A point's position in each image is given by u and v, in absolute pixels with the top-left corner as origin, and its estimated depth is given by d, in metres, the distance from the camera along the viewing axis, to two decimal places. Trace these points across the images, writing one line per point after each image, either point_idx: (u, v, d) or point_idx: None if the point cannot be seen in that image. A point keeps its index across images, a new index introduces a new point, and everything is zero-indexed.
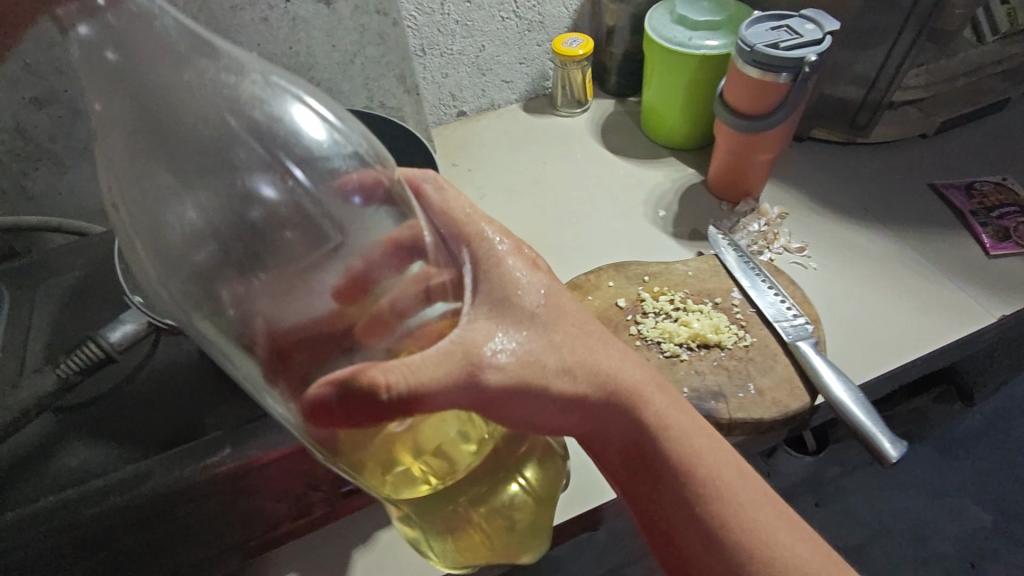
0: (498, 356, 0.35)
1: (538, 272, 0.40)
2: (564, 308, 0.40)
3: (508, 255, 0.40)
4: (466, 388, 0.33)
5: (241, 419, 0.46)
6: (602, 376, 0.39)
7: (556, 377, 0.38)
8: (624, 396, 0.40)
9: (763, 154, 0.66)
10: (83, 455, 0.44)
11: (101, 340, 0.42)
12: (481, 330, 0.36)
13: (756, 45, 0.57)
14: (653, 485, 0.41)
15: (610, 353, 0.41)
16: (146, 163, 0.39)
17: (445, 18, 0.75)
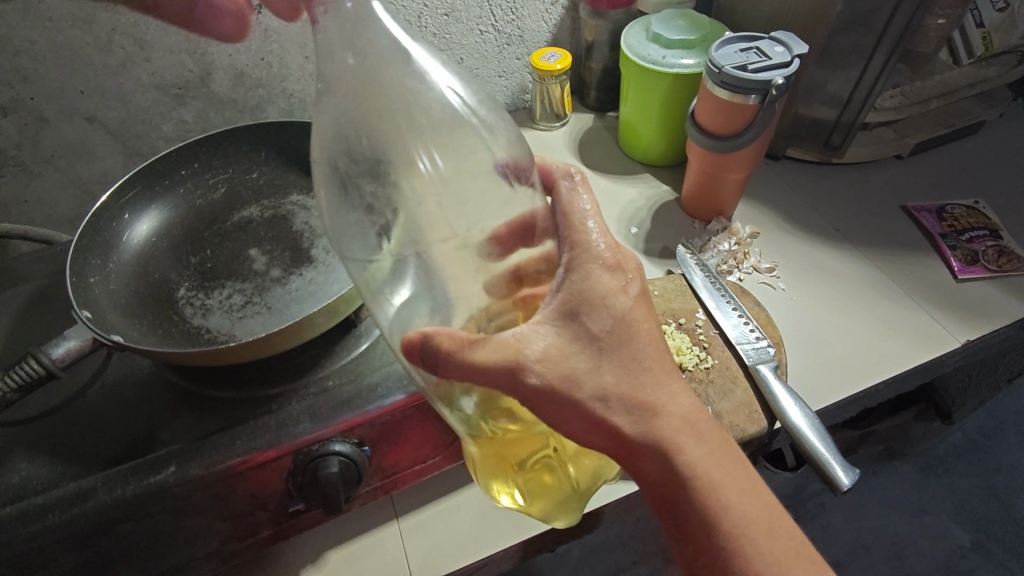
0: (545, 352, 0.37)
1: (623, 287, 0.40)
2: (633, 332, 0.39)
3: (604, 265, 0.40)
4: (509, 380, 0.37)
5: (189, 436, 0.46)
6: (650, 401, 0.38)
7: (613, 395, 0.38)
8: (666, 427, 0.38)
9: (735, 173, 0.66)
10: (26, 471, 0.44)
11: (43, 357, 0.40)
12: (558, 326, 0.38)
13: (725, 66, 0.57)
14: (683, 525, 0.39)
15: (670, 388, 0.40)
16: (379, 148, 0.46)
17: (422, 31, 0.75)
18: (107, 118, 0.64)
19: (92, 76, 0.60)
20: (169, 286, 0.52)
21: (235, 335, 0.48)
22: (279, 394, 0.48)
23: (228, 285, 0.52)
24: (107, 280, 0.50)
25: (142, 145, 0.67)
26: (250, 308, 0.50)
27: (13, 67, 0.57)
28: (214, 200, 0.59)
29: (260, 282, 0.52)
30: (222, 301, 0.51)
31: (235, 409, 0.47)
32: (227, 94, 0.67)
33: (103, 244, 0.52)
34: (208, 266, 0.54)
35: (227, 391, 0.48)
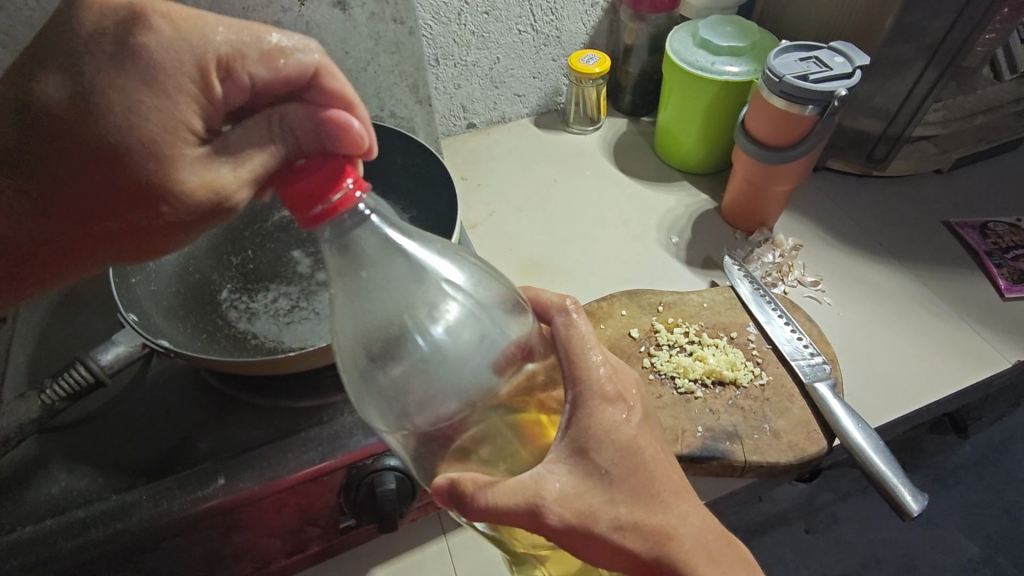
0: (561, 491, 0.33)
1: (627, 413, 0.36)
2: (645, 459, 0.35)
3: (600, 397, 0.35)
4: (530, 521, 0.32)
5: (236, 448, 0.44)
6: (665, 531, 0.34)
7: (629, 522, 0.34)
8: (682, 546, 0.34)
9: (782, 185, 0.65)
10: (65, 482, 0.41)
11: (91, 363, 0.39)
12: (574, 479, 0.34)
13: (785, 75, 0.56)
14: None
15: (691, 519, 0.35)
16: (391, 338, 0.38)
17: (462, 29, 0.74)
18: None
19: None
20: (212, 287, 0.50)
21: (283, 341, 0.46)
22: (331, 404, 0.46)
23: (273, 288, 0.50)
24: (150, 279, 0.48)
25: None
26: (297, 313, 0.48)
27: None
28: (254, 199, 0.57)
29: (306, 286, 0.50)
30: (267, 305, 0.49)
31: (284, 420, 0.45)
32: None
33: None
34: (251, 267, 0.52)
35: (275, 401, 0.46)
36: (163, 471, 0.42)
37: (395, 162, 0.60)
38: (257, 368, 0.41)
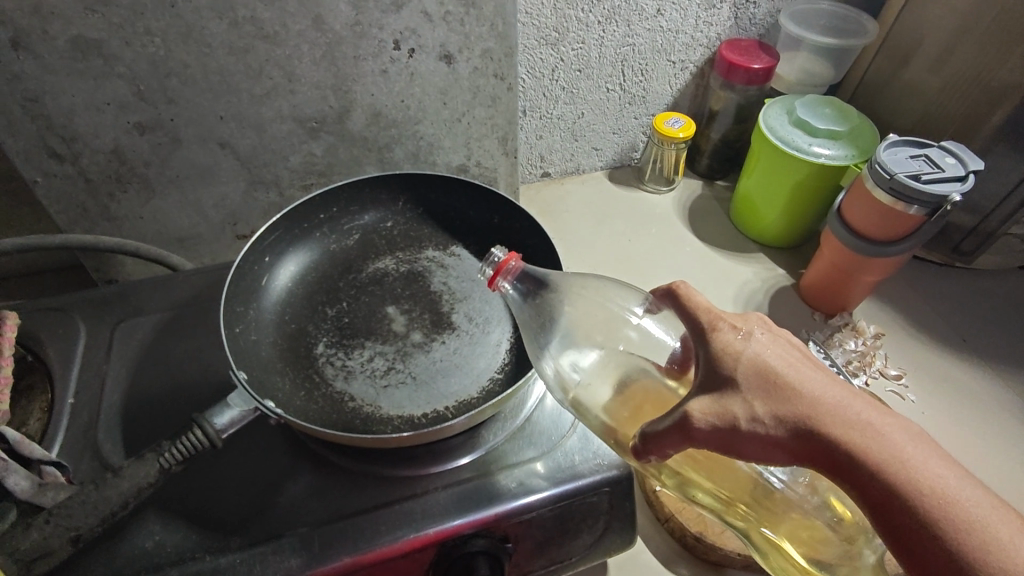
0: (705, 403, 0.34)
1: (753, 333, 0.37)
2: (779, 363, 0.36)
3: (721, 324, 0.38)
4: (682, 437, 0.34)
5: (326, 513, 0.43)
6: (809, 409, 0.34)
7: (774, 413, 0.34)
8: (833, 418, 0.34)
9: (871, 275, 0.64)
10: (158, 535, 0.41)
11: (207, 426, 0.39)
12: (710, 394, 0.35)
13: (897, 173, 0.55)
14: (910, 544, 0.32)
15: (849, 409, 0.34)
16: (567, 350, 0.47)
17: (553, 84, 0.74)
18: (240, 144, 0.62)
19: (234, 104, 0.59)
20: (308, 340, 0.50)
21: (380, 406, 0.46)
22: (422, 475, 0.45)
23: (368, 345, 0.50)
24: (252, 330, 0.49)
25: (266, 174, 0.65)
26: (393, 376, 0.48)
27: (161, 88, 0.56)
28: (348, 247, 0.57)
29: (401, 346, 0.50)
30: (363, 364, 0.48)
31: (373, 488, 0.44)
32: (361, 132, 0.65)
33: (246, 289, 0.51)
34: (346, 321, 0.51)
35: (364, 467, 0.45)
36: (258, 535, 0.41)
37: (489, 222, 0.59)
38: (363, 442, 0.40)
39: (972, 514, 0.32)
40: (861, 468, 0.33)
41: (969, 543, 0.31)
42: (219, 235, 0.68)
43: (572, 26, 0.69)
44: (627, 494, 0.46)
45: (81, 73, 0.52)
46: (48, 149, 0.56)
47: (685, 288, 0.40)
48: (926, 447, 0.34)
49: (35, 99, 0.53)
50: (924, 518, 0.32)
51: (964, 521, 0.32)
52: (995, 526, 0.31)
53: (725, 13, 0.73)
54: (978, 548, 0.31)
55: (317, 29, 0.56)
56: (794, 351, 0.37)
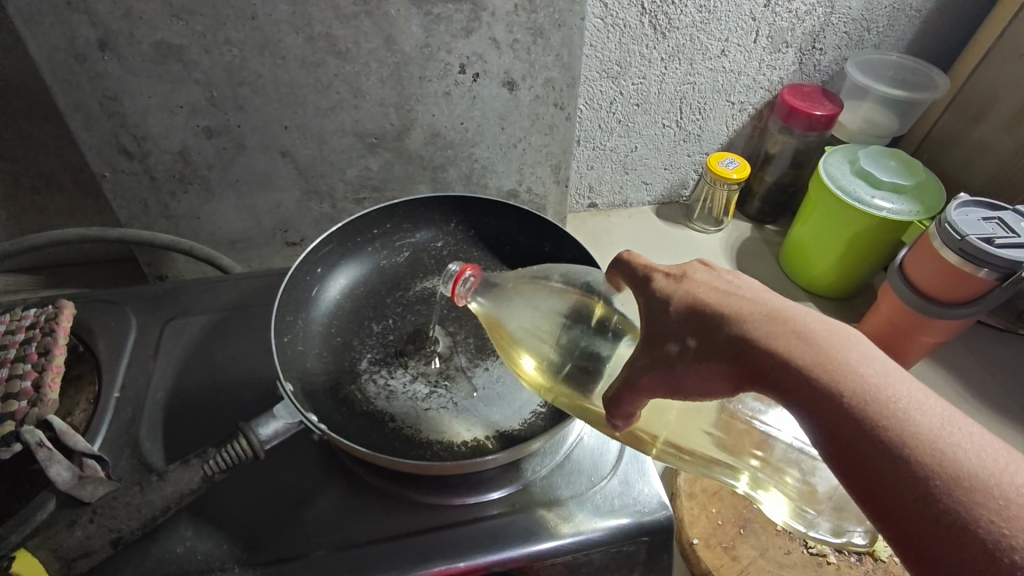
0: (644, 352, 0.34)
1: (689, 274, 0.35)
2: (712, 297, 0.34)
3: (659, 274, 0.36)
4: (630, 389, 0.33)
5: (355, 535, 0.42)
6: (742, 332, 0.32)
7: (705, 344, 0.32)
8: (763, 334, 0.31)
9: (929, 336, 0.61)
10: (189, 541, 0.41)
11: (251, 436, 0.39)
12: (647, 342, 0.34)
13: (969, 235, 0.53)
14: (863, 465, 0.28)
15: (781, 324, 0.32)
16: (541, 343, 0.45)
17: (610, 116, 0.74)
18: (300, 154, 0.63)
19: (299, 115, 0.60)
20: (353, 355, 0.50)
21: (420, 430, 0.45)
22: (455, 506, 0.44)
23: (412, 366, 0.49)
24: (299, 339, 0.49)
25: (322, 184, 0.66)
26: (434, 399, 0.47)
27: (233, 95, 0.57)
28: (397, 264, 0.57)
29: (445, 369, 0.49)
30: (406, 385, 0.48)
31: (407, 514, 0.43)
32: (418, 151, 0.66)
33: (298, 299, 0.51)
34: (391, 338, 0.51)
35: (399, 490, 0.44)
36: (288, 550, 0.41)
37: (540, 250, 0.58)
38: (404, 468, 0.39)
39: (918, 420, 0.28)
40: (795, 380, 0.30)
41: (914, 454, 0.27)
42: (269, 240, 0.69)
43: (635, 61, 0.69)
44: (665, 545, 0.44)
45: (160, 76, 0.54)
46: (120, 147, 0.58)
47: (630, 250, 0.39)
48: (867, 350, 0.31)
49: (114, 98, 0.54)
50: (866, 421, 0.28)
51: (909, 417, 0.28)
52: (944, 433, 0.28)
53: (790, 58, 0.72)
54: (922, 446, 0.27)
55: (388, 49, 0.57)
56: (735, 282, 0.35)
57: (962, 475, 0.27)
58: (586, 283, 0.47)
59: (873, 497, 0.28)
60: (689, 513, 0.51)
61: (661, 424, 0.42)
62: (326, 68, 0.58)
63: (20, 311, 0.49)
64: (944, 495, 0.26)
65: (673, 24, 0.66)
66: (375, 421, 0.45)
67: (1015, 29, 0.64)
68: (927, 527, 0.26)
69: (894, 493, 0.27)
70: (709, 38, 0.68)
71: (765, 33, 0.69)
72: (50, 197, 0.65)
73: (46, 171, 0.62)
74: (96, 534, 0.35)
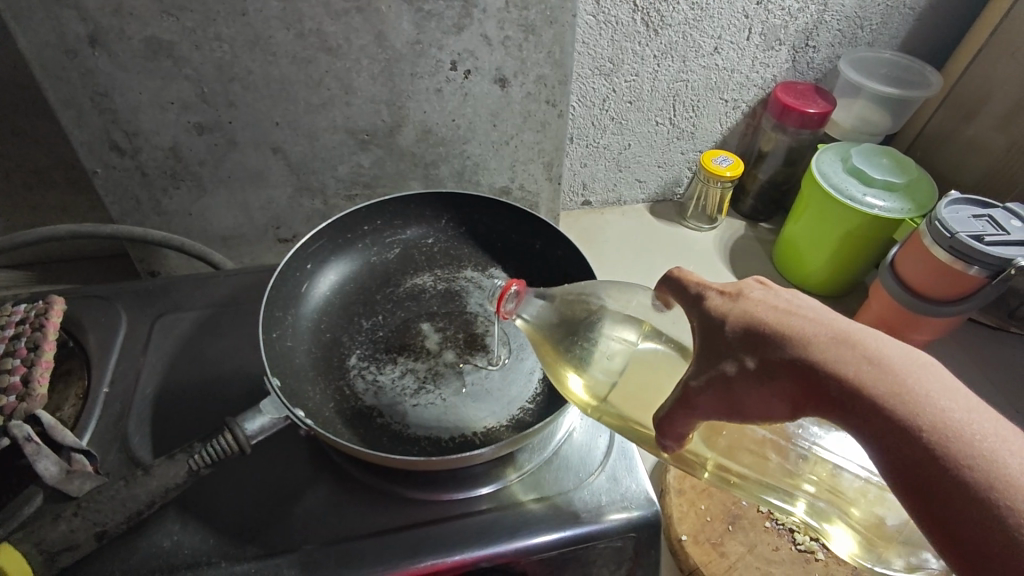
0: (698, 372, 0.32)
1: (745, 292, 0.34)
2: (771, 315, 0.32)
3: (713, 290, 0.35)
4: (681, 409, 0.32)
5: (342, 530, 0.42)
6: (805, 353, 0.30)
7: (764, 364, 0.31)
8: (826, 355, 0.30)
9: (920, 333, 0.61)
10: (176, 536, 0.41)
11: (237, 431, 0.39)
12: (700, 360, 0.33)
13: (959, 232, 0.53)
14: (937, 499, 0.26)
15: (848, 347, 0.30)
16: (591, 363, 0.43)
17: (603, 114, 0.74)
18: (292, 151, 0.63)
19: (291, 111, 0.60)
20: (342, 351, 0.50)
21: (408, 426, 0.45)
22: (443, 501, 0.44)
23: (400, 361, 0.49)
24: (289, 335, 0.49)
25: (313, 181, 0.66)
26: (423, 395, 0.47)
27: (223, 92, 0.57)
28: (388, 261, 0.57)
29: (433, 365, 0.49)
30: (394, 381, 0.48)
31: (395, 509, 0.43)
32: (410, 147, 0.66)
33: (287, 295, 0.51)
34: (380, 334, 0.51)
35: (387, 486, 0.45)
36: (275, 544, 0.41)
37: (531, 247, 0.58)
38: (389, 463, 0.39)
39: (998, 453, 0.26)
40: (863, 408, 0.28)
41: (994, 489, 0.25)
42: (261, 237, 0.69)
43: (628, 59, 0.69)
44: (652, 541, 0.44)
45: (150, 72, 0.54)
46: (111, 143, 0.58)
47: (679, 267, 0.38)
48: (940, 375, 0.29)
49: (104, 94, 0.54)
50: (943, 456, 0.26)
51: (992, 455, 0.26)
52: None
53: (784, 56, 0.72)
54: (1000, 479, 0.25)
55: (379, 45, 0.57)
56: (793, 299, 0.34)
57: None
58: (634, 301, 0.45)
59: (947, 535, 0.26)
60: (678, 510, 0.51)
61: (710, 447, 0.40)
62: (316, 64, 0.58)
63: (9, 306, 0.49)
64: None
65: (666, 21, 0.66)
66: (363, 417, 0.45)
67: (1008, 28, 0.64)
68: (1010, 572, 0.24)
69: (971, 533, 0.25)
70: (701, 35, 0.68)
71: (758, 30, 0.69)
72: (42, 193, 0.65)
73: (38, 167, 0.62)
74: (81, 528, 0.36)
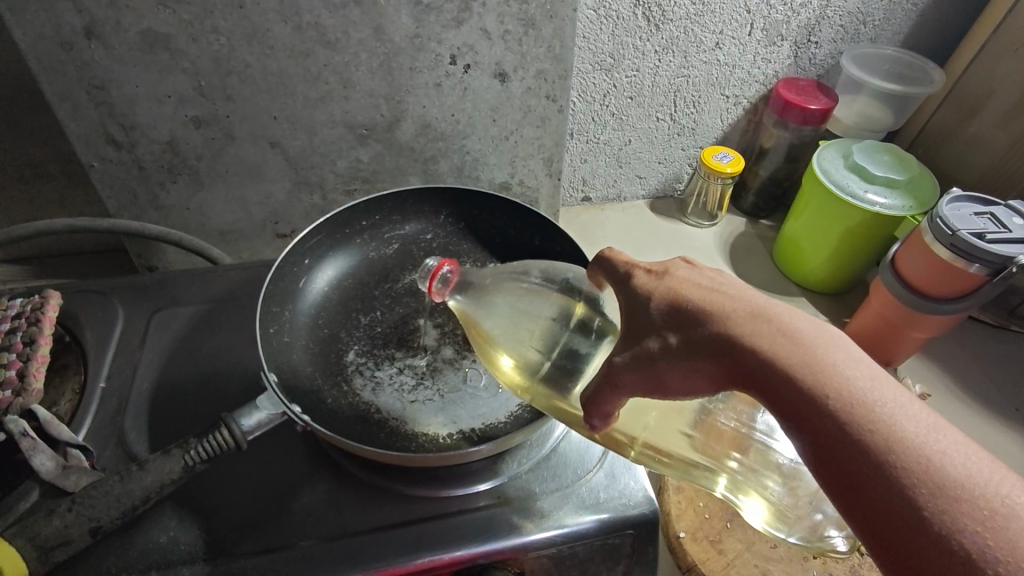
0: (624, 348, 0.34)
1: (671, 270, 0.36)
2: (694, 293, 0.34)
3: (639, 271, 0.36)
4: (608, 390, 0.33)
5: (340, 526, 0.42)
6: (724, 329, 0.32)
7: (689, 340, 0.32)
8: (744, 331, 0.32)
9: (921, 331, 0.61)
10: (172, 531, 0.41)
11: (233, 427, 0.38)
12: (628, 335, 0.34)
13: (960, 230, 0.52)
14: (841, 463, 0.28)
15: (767, 324, 0.32)
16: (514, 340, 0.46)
17: (603, 109, 0.73)
18: (290, 145, 0.63)
19: (289, 105, 0.59)
20: (340, 347, 0.49)
21: (405, 423, 0.45)
22: (441, 498, 0.44)
23: (398, 358, 0.49)
24: (285, 330, 0.49)
25: (312, 176, 0.66)
26: (421, 392, 0.47)
27: (221, 85, 0.57)
28: (386, 256, 0.57)
29: (432, 361, 0.49)
30: (392, 377, 0.48)
31: (391, 504, 0.43)
32: (409, 142, 0.66)
33: (284, 289, 0.51)
34: (378, 330, 0.51)
35: (385, 483, 0.44)
36: (272, 539, 0.41)
37: (530, 242, 0.57)
38: (387, 461, 0.39)
39: (897, 418, 0.29)
40: (777, 381, 0.30)
41: (892, 452, 0.28)
42: (259, 233, 0.69)
43: (628, 54, 0.68)
44: (650, 538, 0.44)
45: (147, 65, 0.54)
46: (107, 137, 0.57)
47: (612, 248, 0.40)
48: (847, 348, 0.31)
49: (101, 87, 0.54)
50: (845, 421, 0.29)
51: (892, 419, 0.28)
52: (923, 432, 0.28)
53: (785, 51, 0.72)
54: (896, 442, 0.28)
55: (377, 39, 0.57)
56: (717, 278, 0.35)
57: (944, 478, 0.27)
58: (566, 280, 0.47)
59: (850, 494, 0.28)
60: (676, 507, 0.51)
61: (641, 424, 0.41)
62: (315, 58, 0.57)
63: (6, 301, 0.49)
64: (922, 495, 0.27)
65: (667, 16, 0.65)
66: (358, 413, 0.45)
67: (1011, 24, 0.63)
68: (902, 526, 0.27)
69: (873, 492, 0.28)
70: (703, 30, 0.68)
71: (760, 25, 0.68)
72: (39, 187, 0.64)
73: (34, 160, 0.62)
74: (75, 523, 0.35)
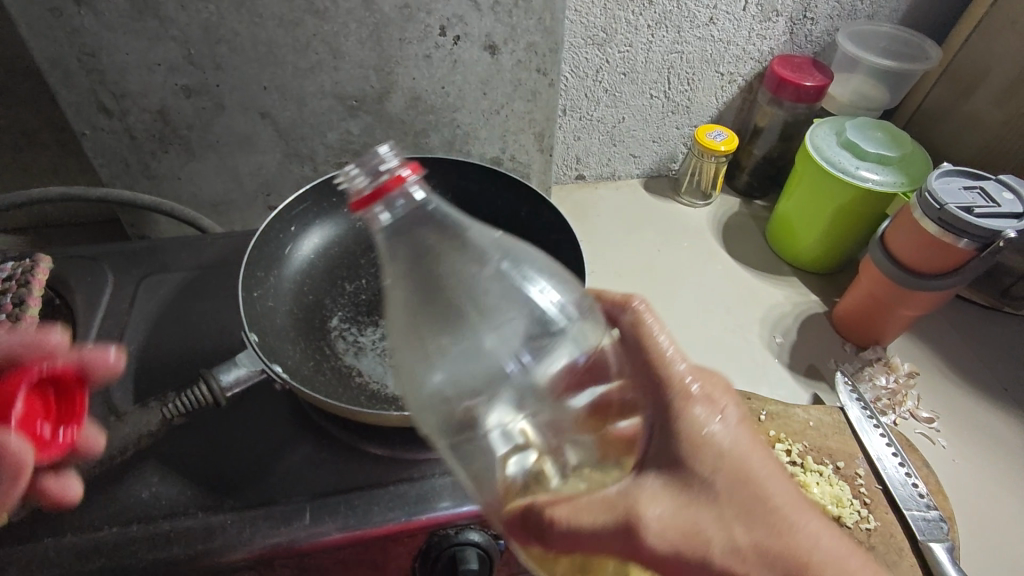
0: (660, 512, 0.32)
1: (726, 413, 0.35)
2: (751, 462, 0.34)
3: (696, 401, 0.35)
4: (622, 533, 0.31)
5: (320, 486, 0.42)
6: (764, 504, 0.33)
7: (735, 518, 0.32)
8: (785, 500, 0.33)
9: (910, 309, 0.60)
10: (155, 487, 0.41)
11: (212, 381, 0.40)
12: (669, 495, 0.32)
13: (948, 204, 0.52)
14: None
15: (805, 519, 0.33)
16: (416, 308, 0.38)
17: (596, 85, 0.73)
18: (280, 116, 0.63)
19: (278, 75, 0.60)
20: (324, 313, 0.50)
21: (386, 385, 0.45)
22: (420, 461, 0.44)
23: (382, 324, 0.49)
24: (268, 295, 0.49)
25: (303, 147, 0.66)
26: None
27: (211, 54, 0.57)
28: (373, 226, 0.57)
29: None
30: (375, 342, 0.48)
31: (370, 466, 0.44)
32: (399, 115, 0.66)
33: (269, 255, 0.51)
34: (363, 298, 0.51)
35: (364, 446, 0.45)
36: (250, 496, 0.41)
37: (517, 213, 0.58)
38: (362, 418, 0.40)
39: None
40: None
41: None
42: (251, 204, 0.70)
43: (621, 28, 0.68)
44: None
45: (136, 32, 0.54)
46: (99, 105, 0.58)
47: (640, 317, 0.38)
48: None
49: (91, 54, 0.54)
50: None
51: None
52: None
53: (781, 27, 0.71)
54: None
55: (367, 8, 0.57)
56: (762, 461, 0.34)
57: None
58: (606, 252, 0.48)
59: None
60: None
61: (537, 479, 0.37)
62: (304, 27, 0.57)
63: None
64: None
65: None
66: (337, 377, 0.45)
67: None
68: None
69: None
70: (696, 5, 0.67)
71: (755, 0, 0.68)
72: (34, 156, 0.65)
73: (29, 128, 0.63)
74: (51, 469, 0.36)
